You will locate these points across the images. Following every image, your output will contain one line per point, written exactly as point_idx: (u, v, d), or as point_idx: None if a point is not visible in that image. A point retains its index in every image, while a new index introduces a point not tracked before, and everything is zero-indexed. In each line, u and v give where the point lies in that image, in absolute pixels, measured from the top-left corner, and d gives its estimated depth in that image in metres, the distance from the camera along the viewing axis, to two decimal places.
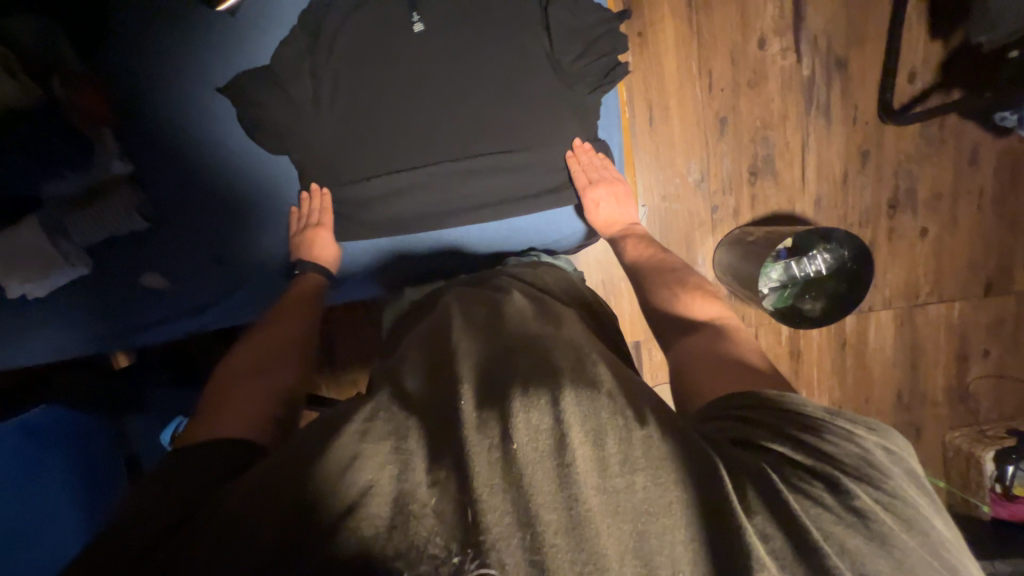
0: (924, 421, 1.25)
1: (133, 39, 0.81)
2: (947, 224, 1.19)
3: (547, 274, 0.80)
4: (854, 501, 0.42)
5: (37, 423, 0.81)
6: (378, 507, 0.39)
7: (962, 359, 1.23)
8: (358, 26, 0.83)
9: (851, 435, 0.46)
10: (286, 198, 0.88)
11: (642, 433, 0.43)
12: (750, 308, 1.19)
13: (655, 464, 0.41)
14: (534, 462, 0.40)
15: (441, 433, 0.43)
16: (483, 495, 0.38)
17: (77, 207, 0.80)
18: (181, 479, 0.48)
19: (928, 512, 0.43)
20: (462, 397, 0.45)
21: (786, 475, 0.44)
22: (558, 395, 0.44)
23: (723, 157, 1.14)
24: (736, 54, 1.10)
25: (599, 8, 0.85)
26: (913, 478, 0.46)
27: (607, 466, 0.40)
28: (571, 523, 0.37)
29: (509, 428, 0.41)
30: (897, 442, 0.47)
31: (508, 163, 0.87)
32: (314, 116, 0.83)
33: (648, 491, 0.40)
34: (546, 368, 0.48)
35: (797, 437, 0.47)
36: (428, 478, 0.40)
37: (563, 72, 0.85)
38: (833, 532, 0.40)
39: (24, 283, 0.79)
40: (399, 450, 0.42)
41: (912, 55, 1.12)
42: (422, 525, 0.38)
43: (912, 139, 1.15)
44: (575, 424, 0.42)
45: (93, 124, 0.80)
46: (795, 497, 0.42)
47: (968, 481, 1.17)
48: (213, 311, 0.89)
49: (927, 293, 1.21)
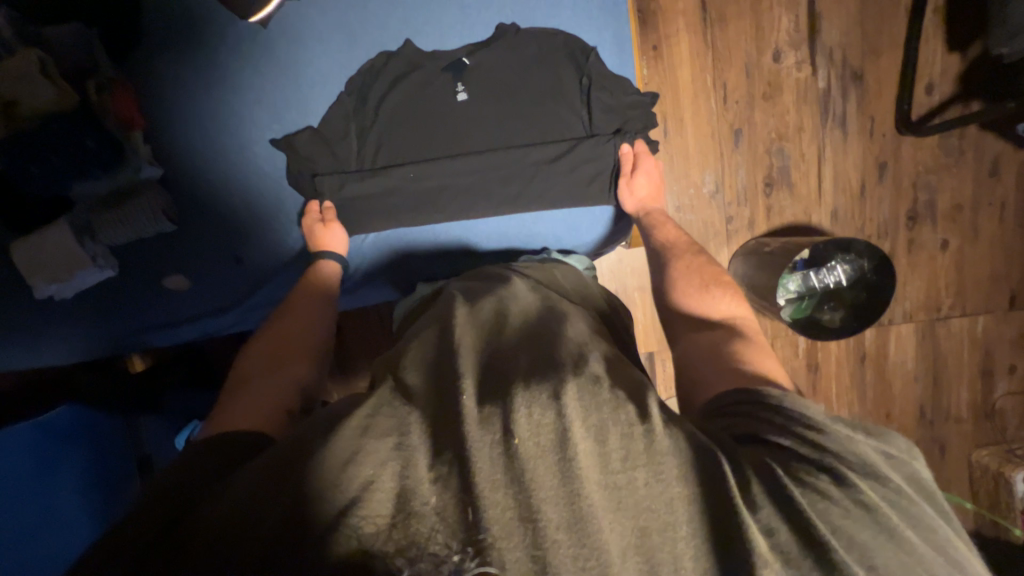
0: (948, 439, 1.21)
1: (160, 48, 0.84)
2: (968, 235, 1.16)
3: (564, 276, 0.73)
4: (859, 495, 0.39)
5: (60, 425, 0.80)
6: (382, 501, 0.37)
7: (986, 374, 1.19)
8: (402, 96, 0.87)
9: (850, 437, 0.42)
10: (287, 202, 0.87)
11: (642, 430, 0.40)
12: (765, 319, 1.17)
13: (656, 458, 0.39)
14: (535, 459, 0.38)
15: (443, 431, 0.41)
16: (484, 491, 0.37)
17: (105, 207, 0.80)
18: (165, 476, 0.46)
19: (918, 504, 0.40)
20: (463, 394, 0.43)
21: (787, 466, 0.41)
22: (558, 389, 0.42)
23: (738, 168, 1.13)
24: (750, 67, 1.11)
25: (636, 89, 0.86)
26: (913, 482, 0.42)
27: (608, 462, 0.39)
28: (572, 519, 0.36)
29: (510, 425, 0.39)
30: (903, 445, 0.43)
31: (529, 201, 0.87)
32: (348, 186, 0.85)
33: (650, 488, 0.38)
34: (547, 363, 0.46)
35: (795, 432, 0.44)
36: (431, 474, 0.39)
37: (597, 136, 0.86)
38: (840, 526, 0.38)
39: (50, 283, 0.80)
40: (403, 447, 0.40)
41: (930, 67, 1.11)
42: (423, 523, 0.36)
43: (931, 151, 1.14)
44: (575, 418, 0.40)
45: (124, 129, 0.81)
46: (800, 489, 0.39)
47: (996, 502, 1.12)
48: (232, 314, 0.88)
49: (950, 307, 1.18)
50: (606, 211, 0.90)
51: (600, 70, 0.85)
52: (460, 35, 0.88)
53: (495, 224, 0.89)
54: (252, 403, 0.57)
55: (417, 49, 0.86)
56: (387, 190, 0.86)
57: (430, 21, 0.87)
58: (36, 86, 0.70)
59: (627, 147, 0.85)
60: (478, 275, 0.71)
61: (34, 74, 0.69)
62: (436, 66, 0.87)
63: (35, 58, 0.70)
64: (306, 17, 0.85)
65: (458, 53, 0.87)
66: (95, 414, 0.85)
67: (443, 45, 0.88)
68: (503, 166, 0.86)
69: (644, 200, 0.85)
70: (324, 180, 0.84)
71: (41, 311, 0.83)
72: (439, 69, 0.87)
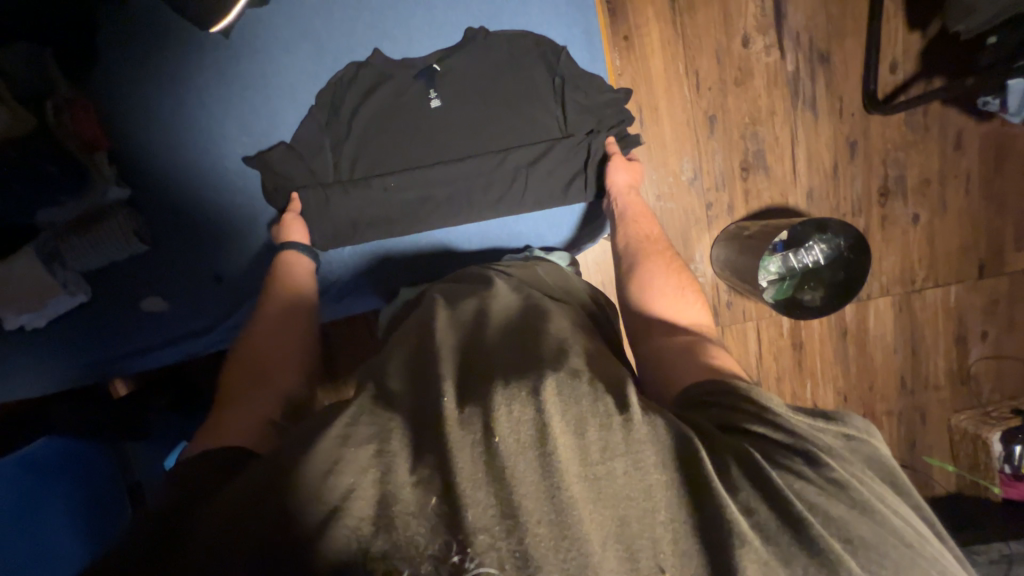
0: (929, 407, 1.25)
1: (117, 62, 0.81)
2: (938, 208, 1.20)
3: (544, 271, 0.72)
4: (832, 473, 0.39)
5: (39, 456, 0.77)
6: (362, 509, 0.36)
7: (961, 342, 1.24)
8: (375, 105, 0.86)
9: (815, 429, 0.43)
10: (261, 218, 0.85)
11: (622, 420, 0.39)
12: (749, 302, 1.19)
13: (635, 447, 0.38)
14: (516, 456, 0.36)
15: (423, 436, 0.40)
16: (466, 491, 0.35)
17: (74, 232, 0.78)
18: (163, 500, 0.46)
19: (878, 484, 0.41)
20: (443, 395, 0.42)
21: (768, 454, 0.41)
22: (538, 385, 0.40)
23: (715, 154, 1.15)
24: (721, 54, 1.12)
25: (610, 87, 0.86)
26: (873, 463, 0.43)
27: (587, 454, 0.37)
28: (554, 513, 0.34)
29: (491, 424, 0.38)
30: (862, 425, 0.45)
31: (512, 202, 0.86)
32: (331, 202, 0.83)
33: (630, 476, 0.37)
34: (528, 362, 0.45)
35: (769, 416, 0.44)
36: (412, 478, 0.37)
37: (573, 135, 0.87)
38: (817, 503, 0.38)
39: (21, 313, 0.78)
40: (382, 454, 0.39)
41: (893, 47, 1.14)
42: (407, 527, 0.35)
43: (898, 128, 1.17)
44: (555, 413, 0.39)
45: (88, 151, 0.77)
46: (778, 472, 0.40)
47: (977, 463, 1.17)
48: (215, 333, 0.85)
49: (923, 278, 1.21)
50: (585, 206, 0.91)
51: (574, 70, 0.85)
52: (427, 38, 0.86)
53: (476, 224, 0.88)
54: (241, 422, 0.56)
55: (386, 57, 0.85)
56: (366, 202, 0.84)
57: (397, 25, 0.85)
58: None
59: (615, 138, 0.87)
60: (459, 277, 0.70)
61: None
62: (407, 75, 0.86)
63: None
64: (270, 25, 0.83)
65: (428, 58, 0.86)
66: (79, 442, 0.82)
67: (411, 52, 0.86)
68: (483, 170, 0.85)
69: (635, 181, 0.85)
70: (306, 197, 0.83)
71: (15, 344, 0.80)
72: (411, 77, 0.86)
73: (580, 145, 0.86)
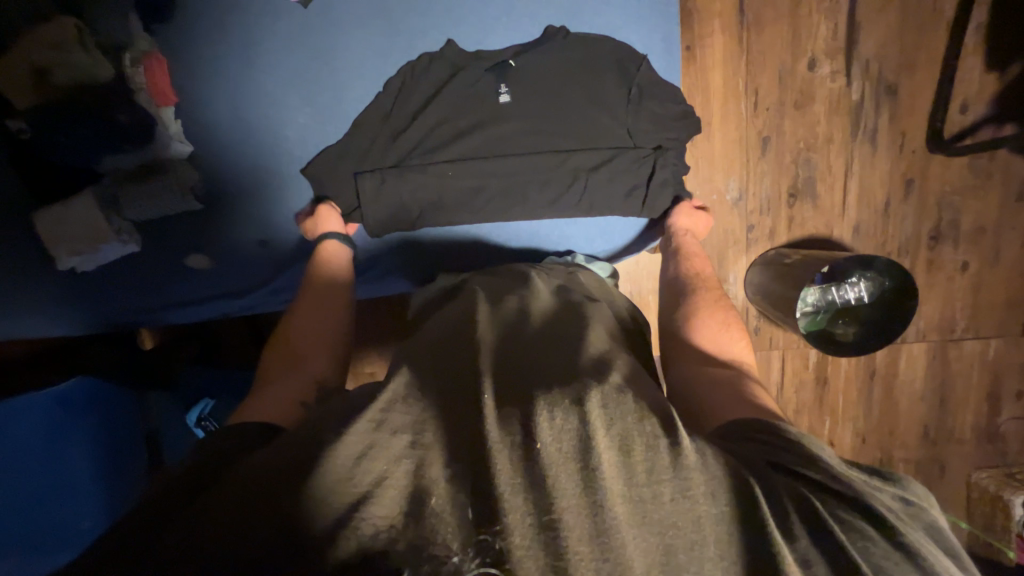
0: (949, 459, 1.21)
1: (189, 15, 0.80)
2: (989, 258, 1.16)
3: (586, 279, 0.71)
4: (899, 537, 0.38)
5: (71, 395, 0.79)
6: (392, 499, 0.36)
7: (993, 398, 1.20)
8: (447, 96, 0.84)
9: (871, 487, 0.42)
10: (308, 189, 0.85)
11: (668, 443, 0.39)
12: (778, 330, 1.17)
13: (683, 473, 0.37)
14: (557, 465, 0.36)
15: (458, 431, 0.40)
16: (505, 494, 0.35)
17: (132, 181, 0.79)
18: (191, 459, 0.46)
19: (940, 553, 0.40)
20: (483, 391, 0.42)
21: (829, 507, 0.40)
22: (583, 395, 0.40)
23: (763, 176, 1.12)
24: (785, 74, 1.09)
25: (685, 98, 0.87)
26: (932, 531, 0.42)
27: (633, 474, 0.37)
28: (596, 532, 0.34)
29: (532, 428, 0.38)
30: (920, 492, 0.44)
31: (564, 204, 0.86)
32: (389, 184, 0.83)
33: (676, 504, 0.37)
34: (572, 371, 0.45)
35: (819, 463, 0.43)
36: (445, 473, 0.37)
37: (637, 145, 0.86)
38: (883, 567, 0.37)
39: (74, 254, 0.79)
40: (416, 445, 0.39)
41: (967, 85, 1.09)
42: (434, 523, 0.35)
43: (959, 171, 1.13)
44: (599, 426, 0.38)
45: (156, 104, 0.80)
46: (841, 528, 0.39)
47: (992, 524, 1.14)
48: (253, 296, 0.88)
49: (963, 329, 1.18)
50: (636, 220, 0.90)
51: (649, 78, 0.85)
52: (504, 32, 0.85)
53: (527, 222, 0.88)
54: (273, 400, 0.57)
55: (460, 48, 0.85)
56: (420, 187, 0.84)
57: (474, 12, 0.85)
58: (70, 54, 0.73)
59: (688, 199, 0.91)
60: (499, 271, 0.70)
61: (71, 42, 0.73)
62: (479, 67, 0.85)
63: (71, 26, 0.73)
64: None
65: (504, 54, 0.85)
66: (105, 383, 0.83)
67: (487, 43, 0.85)
68: (539, 168, 0.85)
69: (694, 230, 0.89)
70: (366, 179, 0.83)
71: (57, 284, 0.81)
72: (483, 70, 0.85)
73: (649, 158, 0.85)
